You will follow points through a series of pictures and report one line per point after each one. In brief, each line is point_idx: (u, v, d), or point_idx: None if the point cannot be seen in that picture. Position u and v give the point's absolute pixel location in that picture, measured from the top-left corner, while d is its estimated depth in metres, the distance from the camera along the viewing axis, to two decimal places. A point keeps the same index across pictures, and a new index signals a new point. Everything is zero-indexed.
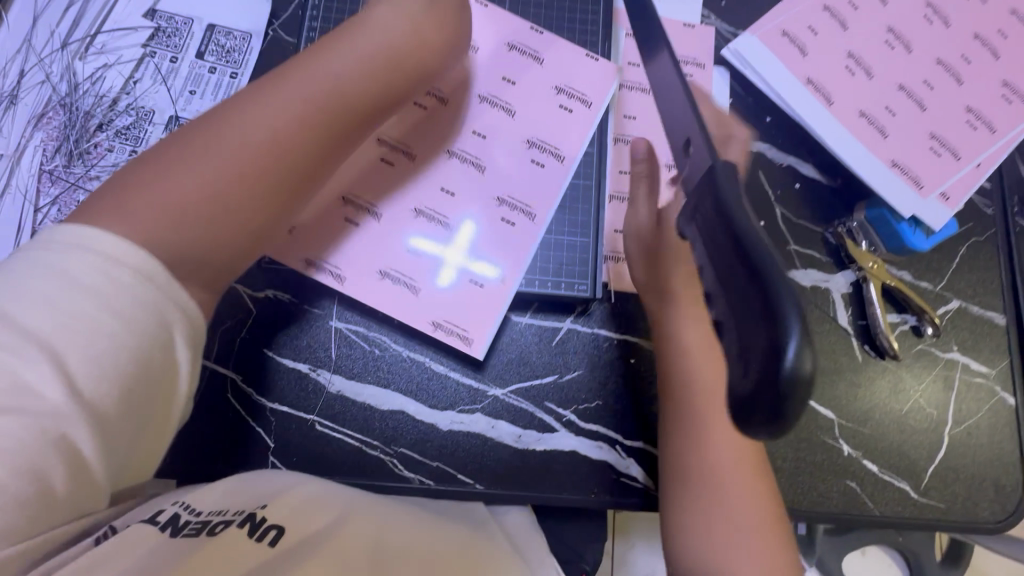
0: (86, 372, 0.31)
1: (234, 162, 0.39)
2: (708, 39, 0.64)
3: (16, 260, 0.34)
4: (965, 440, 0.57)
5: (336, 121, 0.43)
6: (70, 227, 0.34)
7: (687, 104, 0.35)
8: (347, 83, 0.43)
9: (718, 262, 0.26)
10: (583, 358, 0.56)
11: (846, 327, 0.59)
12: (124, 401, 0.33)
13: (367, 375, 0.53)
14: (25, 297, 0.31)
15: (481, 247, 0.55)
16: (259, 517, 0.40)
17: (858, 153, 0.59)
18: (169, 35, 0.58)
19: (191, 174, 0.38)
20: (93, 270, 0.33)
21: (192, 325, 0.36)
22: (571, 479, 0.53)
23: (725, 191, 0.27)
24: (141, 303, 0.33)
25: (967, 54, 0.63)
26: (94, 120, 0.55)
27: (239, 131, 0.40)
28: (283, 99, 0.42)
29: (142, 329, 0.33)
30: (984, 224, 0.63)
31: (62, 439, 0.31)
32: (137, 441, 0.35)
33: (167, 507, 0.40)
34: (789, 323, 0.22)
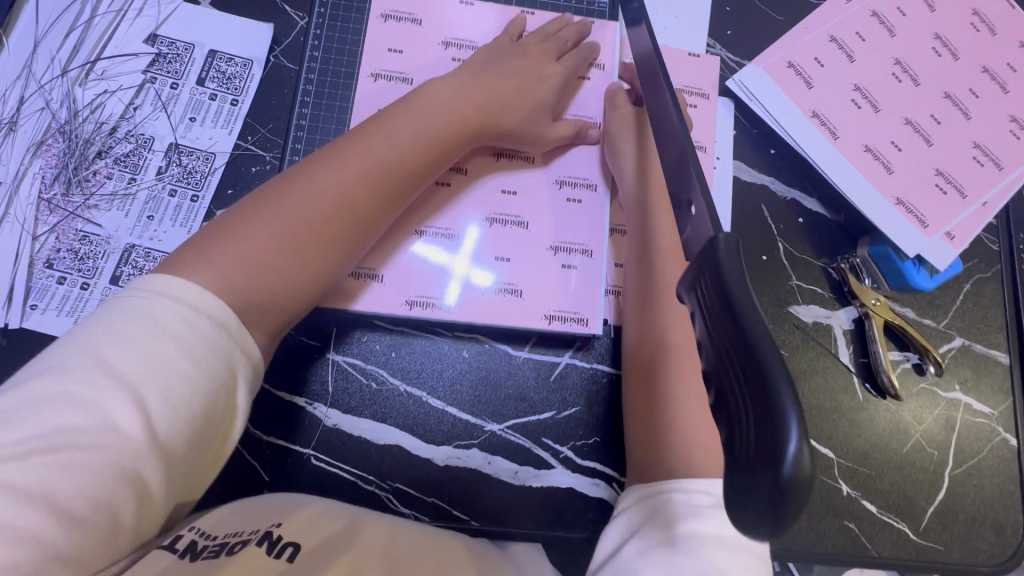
0: (161, 408, 0.36)
1: (318, 216, 0.46)
2: (713, 70, 0.64)
3: (107, 306, 0.39)
4: (966, 481, 0.57)
5: (401, 176, 0.50)
6: (157, 277, 0.40)
7: (687, 161, 0.35)
8: (391, 153, 0.50)
9: (716, 339, 0.26)
10: (581, 393, 0.55)
11: (847, 365, 0.58)
12: (188, 437, 0.37)
13: (364, 409, 0.53)
14: (115, 340, 0.37)
15: (483, 253, 0.56)
16: (276, 535, 0.41)
17: (863, 190, 0.59)
18: (170, 61, 0.57)
19: (233, 239, 0.43)
20: (175, 317, 0.38)
21: (252, 367, 0.42)
22: (566, 517, 0.53)
23: (726, 268, 0.27)
24: (212, 347, 0.39)
25: (975, 88, 0.62)
26: (93, 147, 0.55)
27: (330, 181, 0.47)
28: (354, 168, 0.48)
29: (214, 371, 0.38)
30: (989, 261, 0.62)
31: (136, 467, 0.34)
32: (193, 472, 0.39)
33: (183, 532, 0.39)
34: (787, 415, 0.21)
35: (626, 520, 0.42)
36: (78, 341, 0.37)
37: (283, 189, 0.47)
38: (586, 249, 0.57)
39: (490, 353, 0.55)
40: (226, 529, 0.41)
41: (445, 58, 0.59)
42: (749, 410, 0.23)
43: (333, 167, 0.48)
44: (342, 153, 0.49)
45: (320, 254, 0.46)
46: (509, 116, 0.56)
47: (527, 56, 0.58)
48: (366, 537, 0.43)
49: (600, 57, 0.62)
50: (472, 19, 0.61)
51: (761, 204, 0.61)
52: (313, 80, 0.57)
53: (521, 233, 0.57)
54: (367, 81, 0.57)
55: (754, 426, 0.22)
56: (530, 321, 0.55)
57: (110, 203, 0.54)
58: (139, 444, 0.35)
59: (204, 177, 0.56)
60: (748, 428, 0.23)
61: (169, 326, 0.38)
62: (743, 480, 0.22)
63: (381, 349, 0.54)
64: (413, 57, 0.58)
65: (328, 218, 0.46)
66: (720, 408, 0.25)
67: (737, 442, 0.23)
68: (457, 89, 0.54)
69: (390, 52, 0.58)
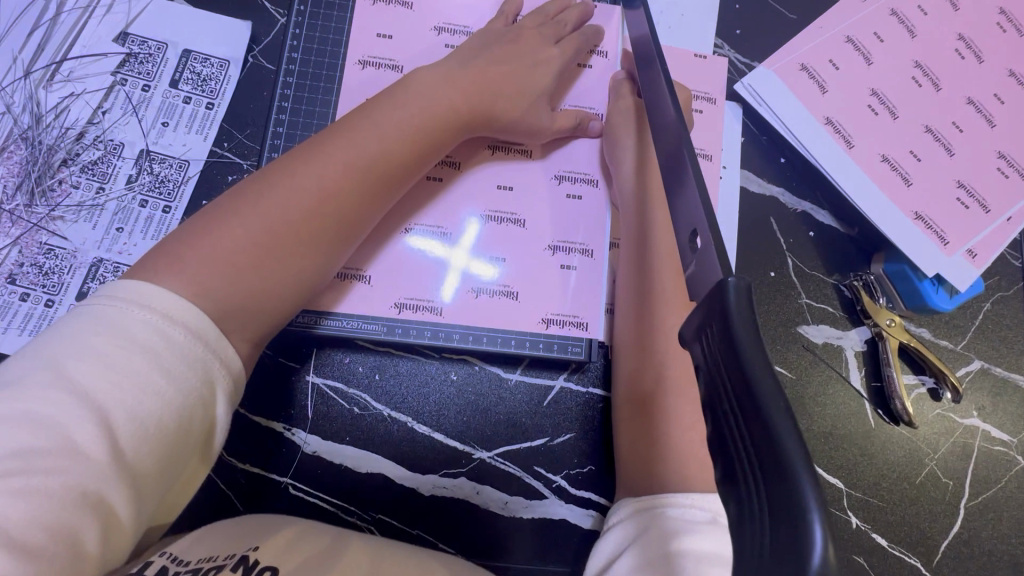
0: (129, 429, 0.32)
1: (301, 218, 0.41)
2: (721, 72, 0.60)
3: (75, 314, 0.35)
4: (983, 513, 0.54)
5: (390, 171, 0.45)
6: (128, 283, 0.35)
7: (695, 188, 0.32)
8: (378, 145, 0.44)
9: (722, 401, 0.23)
10: (576, 418, 0.52)
11: (859, 390, 0.55)
12: (161, 459, 0.33)
13: (345, 435, 0.50)
14: (78, 352, 0.32)
15: (484, 248, 0.52)
16: (252, 560, 0.37)
17: (879, 203, 0.55)
18: (142, 61, 0.54)
19: (206, 252, 0.38)
20: (147, 326, 0.34)
21: (234, 380, 0.37)
22: (558, 550, 0.50)
23: (734, 319, 0.24)
24: (187, 360, 0.34)
25: (1001, 93, 0.58)
26: (58, 154, 0.51)
27: (314, 179, 0.42)
28: (337, 163, 0.43)
29: (188, 387, 0.34)
30: (1011, 278, 0.59)
31: (100, 492, 0.30)
32: (169, 491, 0.35)
33: (154, 559, 0.35)
34: (808, 508, 0.18)
35: (617, 536, 0.39)
36: (40, 353, 0.33)
37: (260, 185, 0.42)
38: (588, 248, 0.53)
39: (480, 377, 0.52)
40: (199, 553, 0.36)
41: (437, 45, 0.55)
42: (760, 497, 0.20)
43: (313, 162, 0.43)
44: (323, 147, 0.43)
45: (306, 258, 0.42)
46: (507, 109, 0.50)
47: (521, 42, 0.52)
48: (347, 561, 0.39)
49: (603, 43, 0.57)
50: (466, 3, 0.56)
51: (769, 217, 0.58)
52: (290, 83, 0.53)
53: (518, 232, 0.52)
54: (354, 68, 0.54)
55: (766, 518, 0.19)
56: (526, 325, 0.51)
57: (77, 214, 0.51)
58: (103, 468, 0.30)
59: (178, 187, 0.52)
60: (759, 518, 0.19)
61: (137, 336, 0.33)
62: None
63: (364, 371, 0.51)
64: (404, 42, 0.54)
65: (304, 223, 0.41)
66: (724, 483, 0.22)
67: (746, 532, 0.20)
68: (443, 75, 0.48)
69: (380, 36, 0.54)
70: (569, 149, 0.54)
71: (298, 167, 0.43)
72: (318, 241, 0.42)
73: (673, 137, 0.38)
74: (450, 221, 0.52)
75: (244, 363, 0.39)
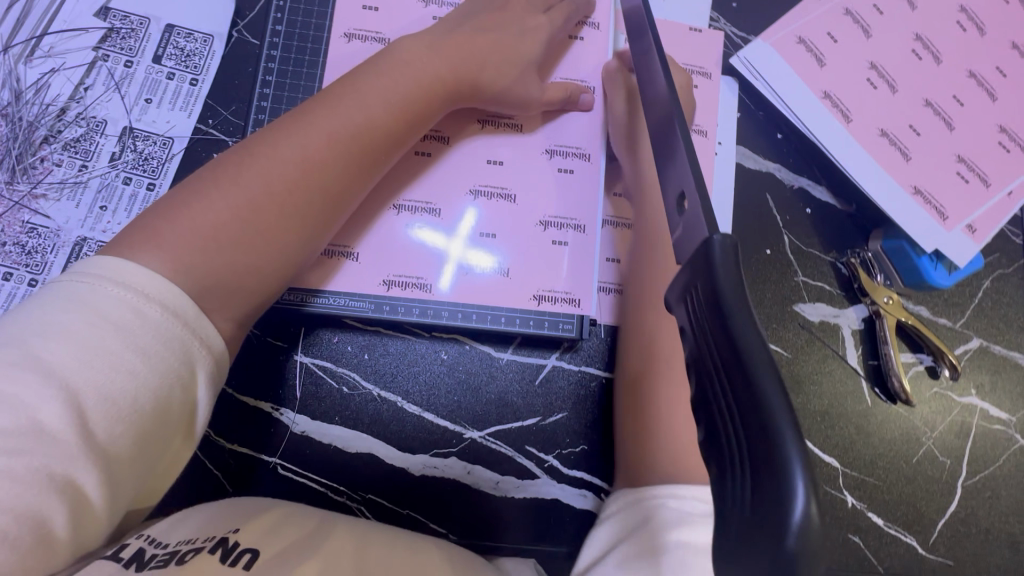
0: (102, 409, 0.31)
1: (284, 191, 0.40)
2: (716, 45, 0.58)
3: (47, 291, 0.34)
4: (981, 492, 0.53)
5: (375, 145, 0.44)
6: (102, 259, 0.35)
7: (685, 146, 0.31)
8: (362, 117, 0.43)
9: (707, 364, 0.22)
10: (568, 397, 0.52)
11: (856, 368, 0.54)
12: (137, 441, 0.32)
13: (334, 415, 0.49)
14: (48, 330, 0.31)
15: (484, 238, 0.51)
16: (231, 542, 0.36)
17: (877, 177, 0.54)
18: (124, 37, 0.53)
19: (185, 225, 0.37)
20: (121, 305, 0.33)
21: (216, 360, 0.37)
22: (551, 530, 0.50)
23: (719, 279, 0.23)
24: (165, 339, 0.34)
25: (1002, 66, 0.57)
26: (40, 131, 0.50)
27: (296, 152, 0.41)
28: (319, 135, 0.42)
29: (165, 367, 0.33)
30: (1011, 255, 0.58)
31: (69, 475, 0.30)
32: (150, 473, 0.35)
33: (130, 541, 0.35)
34: (792, 465, 0.18)
35: (607, 529, 0.39)
36: (9, 330, 0.32)
37: (239, 158, 0.41)
38: (579, 224, 0.52)
39: (470, 356, 0.51)
40: (178, 535, 0.36)
41: (424, 17, 0.53)
42: (744, 459, 0.19)
43: (294, 134, 0.42)
44: (304, 117, 0.43)
45: (291, 232, 0.41)
46: (494, 81, 0.49)
47: (509, 13, 0.51)
48: (333, 541, 0.39)
49: (594, 14, 0.55)
50: None
51: (766, 193, 0.57)
52: (275, 57, 0.52)
53: (509, 208, 0.51)
54: (340, 41, 0.52)
55: (749, 478, 0.18)
56: (517, 302, 0.50)
57: (60, 192, 0.50)
58: (73, 449, 0.30)
59: (162, 164, 0.51)
60: (742, 479, 0.19)
61: (110, 314, 0.32)
62: (735, 542, 0.19)
63: (353, 351, 0.50)
64: (391, 14, 0.53)
65: (287, 196, 0.40)
66: (708, 448, 0.21)
67: (729, 495, 0.19)
68: (428, 47, 0.47)
69: (366, 9, 0.53)
70: (561, 124, 0.53)
71: (279, 140, 0.42)
72: (302, 217, 0.41)
73: (663, 102, 0.36)
74: (439, 199, 0.51)
75: (227, 343, 0.38)
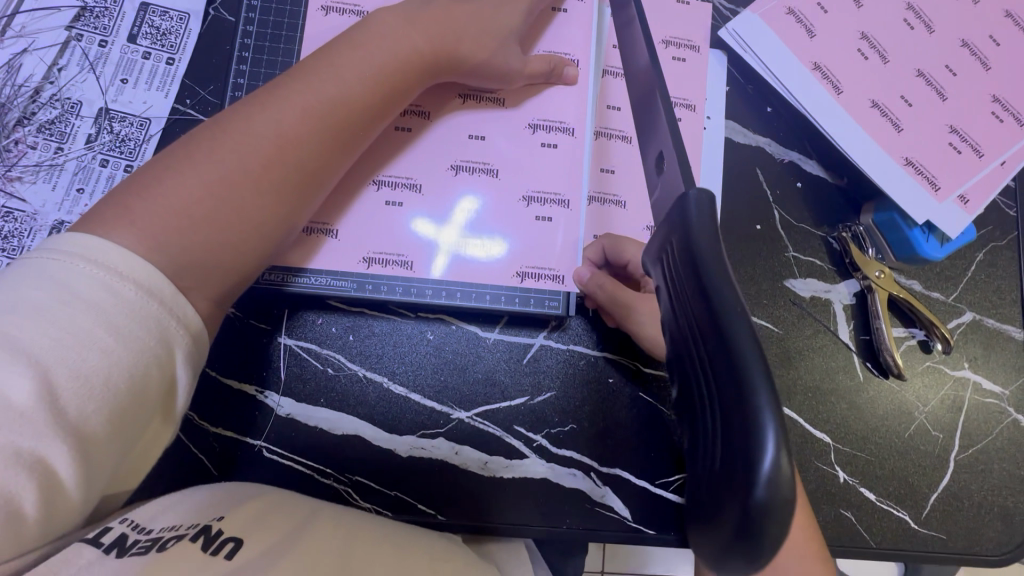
0: (74, 386, 0.30)
1: (260, 167, 0.39)
2: (703, 18, 0.57)
3: (14, 269, 0.33)
4: (973, 465, 0.53)
5: (354, 120, 0.43)
6: (72, 236, 0.33)
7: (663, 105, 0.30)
8: (339, 91, 0.42)
9: (682, 322, 0.22)
10: (556, 375, 0.51)
11: (848, 343, 0.54)
12: (113, 421, 0.31)
13: (319, 398, 0.49)
14: (14, 307, 0.30)
15: (489, 222, 0.50)
16: (215, 529, 0.35)
17: (868, 149, 0.53)
18: (98, 16, 0.52)
19: (158, 200, 0.37)
20: (93, 282, 0.32)
21: (194, 339, 0.36)
22: (541, 510, 0.49)
23: (694, 234, 0.22)
24: (139, 318, 0.32)
25: (995, 34, 0.56)
26: (13, 113, 0.49)
27: (272, 126, 0.40)
28: (295, 109, 0.41)
29: (142, 346, 0.32)
30: (1005, 228, 0.57)
31: (41, 452, 0.28)
32: (128, 454, 0.34)
33: (113, 525, 0.33)
34: (761, 417, 0.17)
35: None
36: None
37: (213, 134, 0.40)
38: (565, 199, 0.51)
39: (457, 336, 0.51)
40: (162, 522, 0.35)
41: None
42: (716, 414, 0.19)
43: (269, 107, 0.41)
44: (279, 91, 0.42)
45: (269, 208, 0.40)
46: (475, 53, 0.48)
47: None
48: (315, 530, 0.38)
49: None
50: None
51: (755, 168, 0.56)
52: (251, 33, 0.51)
53: (493, 185, 0.51)
54: (317, 15, 0.51)
55: (720, 433, 0.19)
56: (501, 280, 0.50)
57: (35, 175, 0.49)
58: (44, 428, 0.29)
59: (139, 145, 0.50)
60: (714, 434, 0.19)
61: (81, 291, 0.31)
62: (705, 494, 0.19)
63: (337, 332, 0.50)
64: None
65: (264, 171, 0.40)
66: (684, 405, 0.21)
67: (702, 450, 0.20)
68: (406, 20, 0.46)
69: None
70: (546, 98, 0.52)
71: (254, 115, 0.41)
72: (279, 192, 0.40)
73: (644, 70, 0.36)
74: (422, 176, 0.50)
75: (205, 322, 0.37)
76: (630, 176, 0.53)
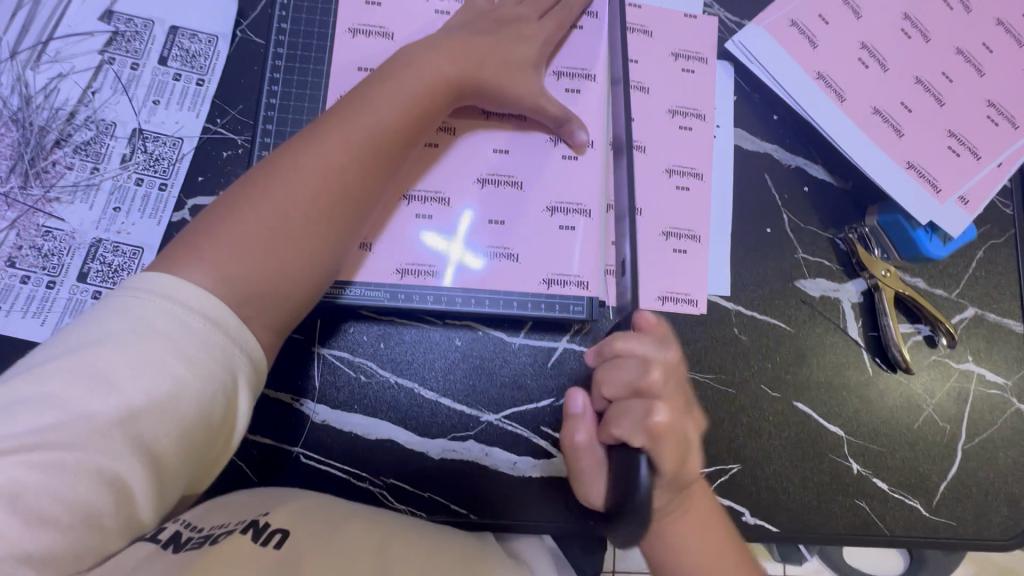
0: (149, 412, 0.32)
1: (303, 190, 0.41)
2: (712, 30, 0.59)
3: (98, 306, 0.36)
4: (979, 454, 0.55)
5: (392, 143, 0.45)
6: (151, 275, 0.36)
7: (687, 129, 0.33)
8: (375, 114, 0.44)
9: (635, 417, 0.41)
10: (580, 378, 0.53)
11: (857, 340, 0.56)
12: (183, 445, 0.34)
13: (353, 404, 0.50)
14: (100, 341, 0.33)
15: (504, 239, 0.52)
16: (263, 522, 0.38)
17: (872, 154, 0.56)
18: (129, 40, 0.53)
19: (217, 228, 0.39)
20: (168, 317, 0.35)
21: (254, 370, 0.38)
22: (568, 506, 0.51)
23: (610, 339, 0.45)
24: (207, 347, 0.35)
25: (989, 42, 0.59)
26: (51, 135, 0.51)
27: (313, 156, 0.42)
28: (333, 134, 0.43)
29: (210, 373, 0.34)
30: (1003, 226, 0.59)
31: (118, 469, 0.31)
32: (196, 474, 0.36)
33: (168, 524, 0.37)
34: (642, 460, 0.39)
35: None
36: (63, 343, 0.34)
37: (263, 165, 0.43)
38: (585, 208, 0.53)
39: (484, 342, 0.52)
40: (212, 521, 0.38)
41: (428, 13, 0.54)
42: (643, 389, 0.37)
43: (313, 136, 0.43)
44: (324, 121, 0.44)
45: (318, 233, 0.42)
46: (499, 73, 0.50)
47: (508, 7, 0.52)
48: (353, 534, 0.40)
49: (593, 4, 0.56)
50: None
51: (765, 174, 0.58)
52: (281, 54, 0.53)
53: (516, 196, 0.53)
54: (344, 36, 0.53)
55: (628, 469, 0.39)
56: (527, 286, 0.52)
57: (73, 195, 0.50)
58: (122, 449, 0.31)
59: (172, 164, 0.52)
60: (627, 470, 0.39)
61: (157, 325, 0.34)
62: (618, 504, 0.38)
63: (369, 340, 0.51)
64: (394, 9, 0.54)
65: (311, 198, 0.42)
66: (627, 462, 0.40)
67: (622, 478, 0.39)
68: (433, 46, 0.48)
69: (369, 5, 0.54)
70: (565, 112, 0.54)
71: (299, 144, 0.43)
72: (325, 216, 0.42)
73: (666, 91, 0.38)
74: (448, 189, 0.52)
75: (265, 352, 0.39)
76: (646, 185, 0.56)
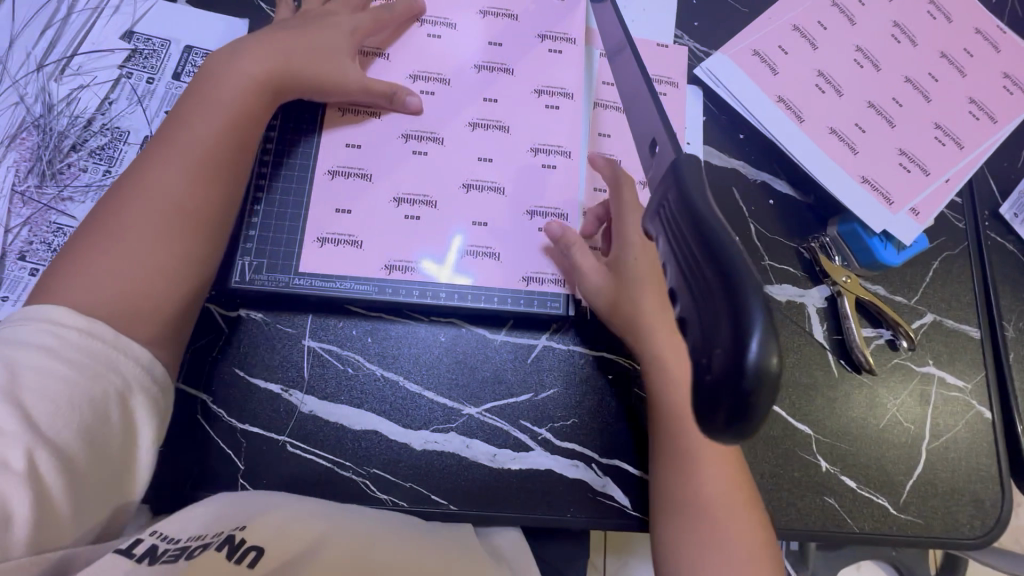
0: (43, 413, 0.36)
1: (138, 199, 0.45)
2: (681, 58, 0.64)
3: None
4: (943, 454, 0.57)
5: (219, 152, 0.49)
6: (30, 306, 0.40)
7: (653, 106, 0.38)
8: (204, 132, 0.49)
9: (686, 264, 0.27)
10: (558, 375, 0.55)
11: (822, 342, 0.59)
12: (82, 442, 0.37)
13: (341, 395, 0.53)
14: None
15: (487, 240, 0.56)
16: (238, 539, 0.39)
17: (830, 169, 0.60)
18: (146, 57, 0.58)
19: (85, 245, 0.44)
20: (47, 333, 0.38)
21: (149, 374, 0.41)
22: (546, 499, 0.53)
23: (686, 185, 0.31)
24: (92, 354, 0.39)
25: (933, 72, 0.64)
26: (68, 140, 0.55)
27: (153, 173, 0.47)
28: (175, 156, 0.47)
29: (95, 375, 0.38)
30: (956, 238, 0.64)
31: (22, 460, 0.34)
32: (106, 482, 0.39)
33: (143, 537, 0.38)
34: (750, 310, 0.23)
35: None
36: None
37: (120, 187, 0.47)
38: (563, 213, 0.57)
39: (466, 338, 0.55)
40: (189, 533, 0.40)
41: (421, 36, 0.60)
42: (719, 293, 0.24)
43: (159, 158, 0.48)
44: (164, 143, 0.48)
45: (174, 234, 0.45)
46: None
47: None
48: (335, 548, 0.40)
49: (572, 31, 0.62)
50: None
51: (733, 188, 0.62)
52: None
53: (498, 200, 0.57)
54: None
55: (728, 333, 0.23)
56: (507, 285, 0.55)
57: (84, 195, 0.54)
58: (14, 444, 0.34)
59: None
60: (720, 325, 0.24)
61: (41, 340, 0.37)
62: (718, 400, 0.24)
63: (356, 335, 0.54)
64: (390, 34, 0.59)
65: (163, 214, 0.45)
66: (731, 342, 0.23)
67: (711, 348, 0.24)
68: None
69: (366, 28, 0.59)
70: (546, 123, 0.59)
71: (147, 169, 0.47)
72: (160, 220, 0.45)
73: (633, 77, 0.43)
74: (437, 195, 0.56)
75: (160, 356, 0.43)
76: None
